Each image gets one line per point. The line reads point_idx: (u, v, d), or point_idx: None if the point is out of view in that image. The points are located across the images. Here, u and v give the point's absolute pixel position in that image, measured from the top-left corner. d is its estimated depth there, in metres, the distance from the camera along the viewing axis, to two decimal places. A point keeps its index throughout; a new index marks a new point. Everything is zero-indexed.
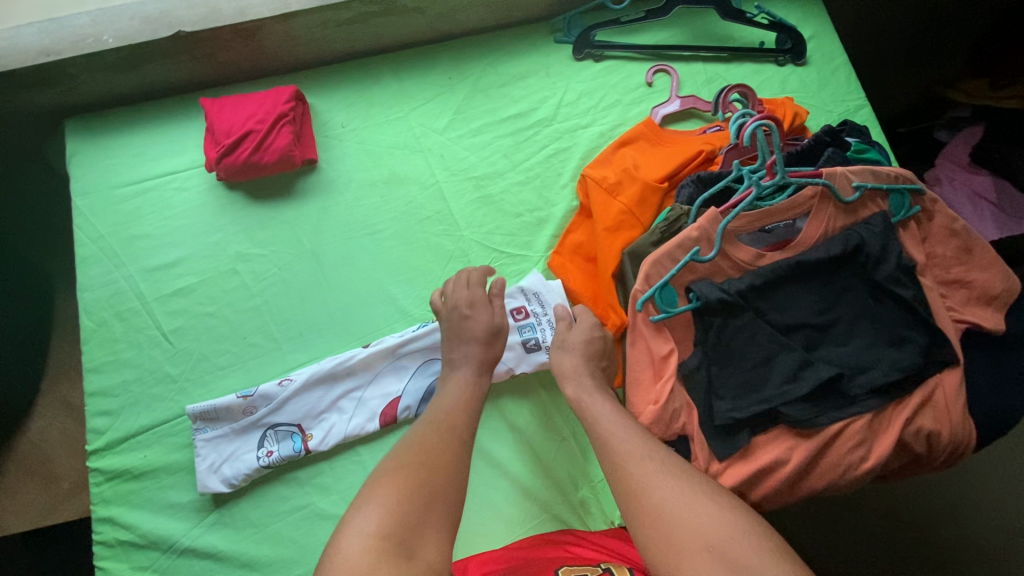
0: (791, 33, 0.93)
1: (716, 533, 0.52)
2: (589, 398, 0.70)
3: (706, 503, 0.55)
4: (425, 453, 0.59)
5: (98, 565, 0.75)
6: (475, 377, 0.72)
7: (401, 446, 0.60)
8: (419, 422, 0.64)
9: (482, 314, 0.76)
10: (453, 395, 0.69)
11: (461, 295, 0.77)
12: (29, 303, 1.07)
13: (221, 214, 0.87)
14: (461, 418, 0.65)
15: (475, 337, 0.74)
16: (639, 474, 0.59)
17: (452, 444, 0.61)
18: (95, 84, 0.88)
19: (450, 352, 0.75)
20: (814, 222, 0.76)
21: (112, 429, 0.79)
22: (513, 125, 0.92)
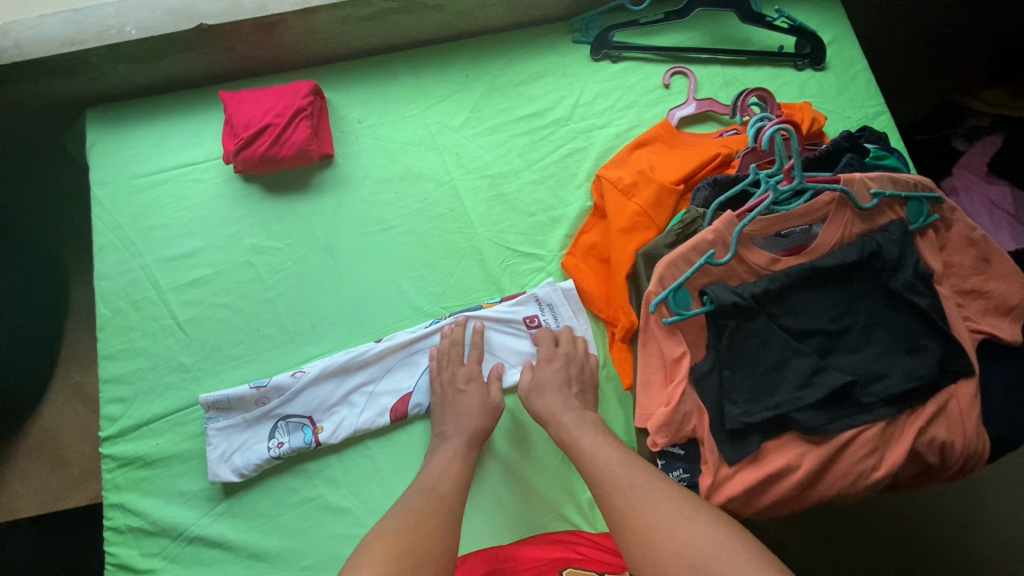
0: (811, 37, 0.93)
1: (698, 552, 0.53)
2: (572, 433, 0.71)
3: (689, 524, 0.56)
4: (414, 518, 0.59)
5: (109, 550, 0.76)
6: (466, 452, 0.72)
7: (392, 513, 0.61)
8: (408, 493, 0.65)
9: (475, 393, 0.77)
10: (442, 468, 0.70)
11: (457, 370, 0.79)
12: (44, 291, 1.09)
13: (237, 207, 0.88)
14: (451, 488, 0.66)
15: (469, 412, 0.76)
16: (622, 504, 0.60)
17: (440, 510, 0.62)
18: (117, 74, 0.89)
19: (441, 425, 0.76)
20: (830, 227, 0.76)
21: (125, 416, 0.80)
22: (528, 125, 0.92)
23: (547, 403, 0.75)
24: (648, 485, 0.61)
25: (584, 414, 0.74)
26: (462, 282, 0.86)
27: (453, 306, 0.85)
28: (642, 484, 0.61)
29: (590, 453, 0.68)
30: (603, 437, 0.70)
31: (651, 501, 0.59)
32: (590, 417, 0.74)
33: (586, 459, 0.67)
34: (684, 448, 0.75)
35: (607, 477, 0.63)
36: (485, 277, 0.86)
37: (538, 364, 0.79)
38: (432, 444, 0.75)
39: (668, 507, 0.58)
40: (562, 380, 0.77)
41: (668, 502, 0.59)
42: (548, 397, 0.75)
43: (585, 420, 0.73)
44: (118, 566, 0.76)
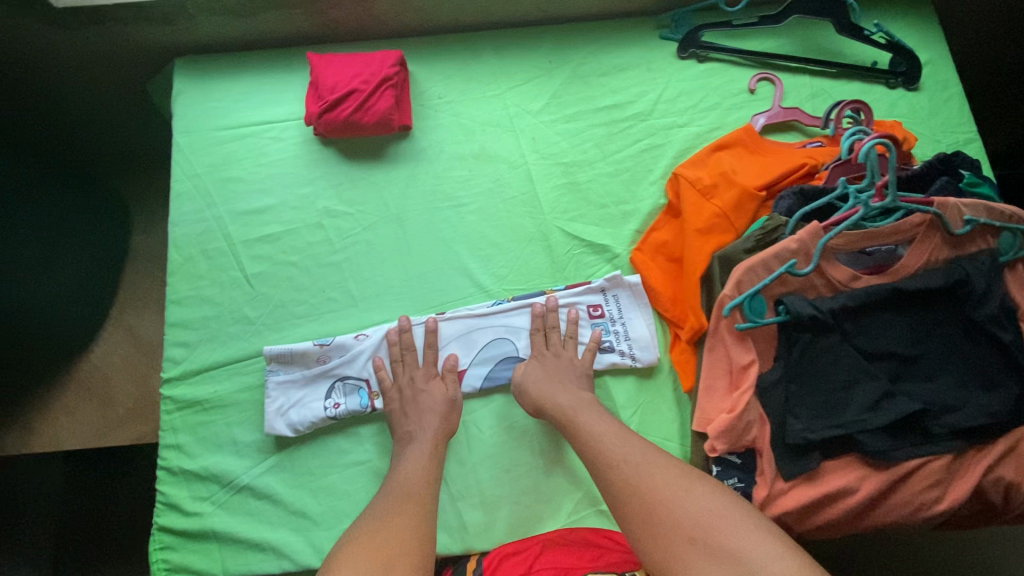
0: (908, 55, 0.90)
1: (697, 526, 0.57)
2: (576, 413, 0.72)
3: (688, 501, 0.59)
4: (389, 521, 0.61)
5: (161, 489, 0.78)
6: (434, 449, 0.73)
7: (364, 517, 0.63)
8: (380, 498, 0.66)
9: (437, 387, 0.79)
10: (412, 469, 0.70)
11: (414, 373, 0.80)
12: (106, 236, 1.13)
13: (313, 168, 0.88)
14: (422, 486, 0.68)
15: (433, 409, 0.76)
16: (620, 479, 0.64)
17: (413, 510, 0.64)
18: (209, 27, 0.90)
19: (405, 426, 0.76)
20: (916, 251, 0.74)
21: (188, 361, 0.81)
22: (608, 116, 0.91)
23: (542, 391, 0.75)
24: (654, 457, 0.65)
25: (582, 395, 0.75)
26: (526, 267, 0.86)
27: (515, 289, 0.85)
28: (643, 459, 0.65)
29: (586, 430, 0.70)
30: (604, 417, 0.72)
31: (650, 478, 0.62)
32: (585, 397, 0.75)
33: (589, 434, 0.69)
34: (742, 457, 0.73)
35: (601, 452, 0.67)
36: (550, 265, 0.86)
37: (531, 361, 0.80)
38: (399, 444, 0.75)
39: (668, 481, 0.62)
40: (548, 371, 0.78)
41: (669, 478, 0.62)
42: (543, 384, 0.76)
43: (578, 399, 0.74)
44: (167, 505, 0.77)
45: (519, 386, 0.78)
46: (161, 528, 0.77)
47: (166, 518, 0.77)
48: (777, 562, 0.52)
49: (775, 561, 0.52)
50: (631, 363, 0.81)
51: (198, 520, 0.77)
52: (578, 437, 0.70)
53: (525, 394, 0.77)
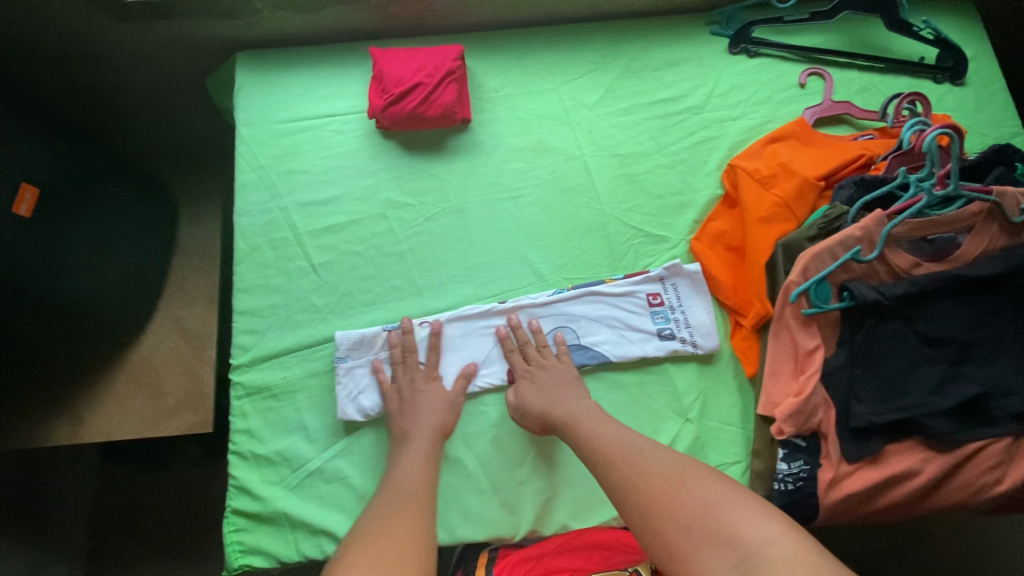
0: (955, 50, 0.92)
1: (692, 515, 0.60)
2: (576, 418, 0.74)
3: (687, 493, 0.62)
4: (384, 524, 0.63)
5: (232, 473, 0.79)
6: (429, 449, 0.75)
7: (366, 520, 0.66)
8: (378, 500, 0.69)
9: (436, 389, 0.80)
10: (411, 470, 0.72)
11: (414, 374, 0.81)
12: (150, 229, 1.14)
13: (375, 160, 0.90)
14: (418, 485, 0.70)
15: (430, 410, 0.78)
16: (618, 473, 0.66)
17: (410, 509, 0.66)
18: (272, 22, 0.92)
19: (401, 425, 0.77)
20: (974, 239, 0.75)
21: (256, 347, 0.83)
22: (662, 109, 0.93)
23: (541, 405, 0.77)
24: (655, 452, 0.68)
25: (580, 400, 0.77)
26: (585, 256, 0.87)
27: (575, 278, 0.87)
28: (642, 454, 0.68)
29: (589, 435, 0.71)
30: (603, 419, 0.73)
31: (647, 472, 0.65)
32: (586, 404, 0.76)
33: (586, 435, 0.72)
34: (807, 440, 0.74)
35: (599, 449, 0.70)
36: (609, 253, 0.87)
37: (520, 381, 0.80)
38: (393, 446, 0.77)
39: (664, 473, 0.65)
40: (546, 386, 0.78)
41: (665, 472, 0.65)
42: (542, 401, 0.77)
43: (579, 408, 0.75)
44: (239, 489, 0.78)
45: (518, 407, 0.79)
46: (233, 511, 0.78)
47: (237, 502, 0.78)
48: (772, 545, 0.54)
49: (770, 545, 0.54)
50: (692, 350, 0.82)
51: (270, 504, 0.78)
52: (581, 443, 0.71)
53: (527, 414, 0.77)
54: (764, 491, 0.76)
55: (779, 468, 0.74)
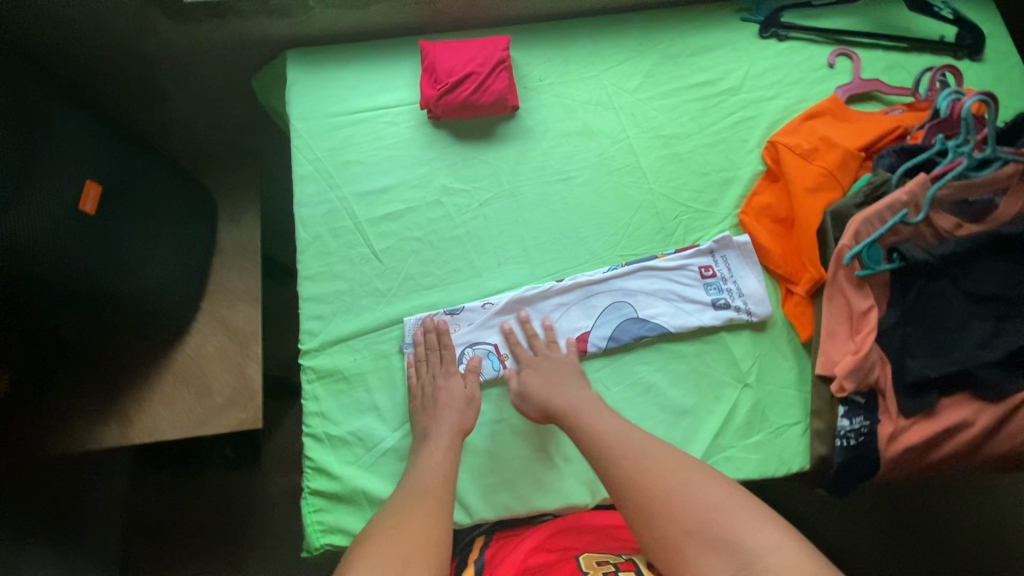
0: (973, 28, 0.97)
1: (693, 519, 0.60)
2: (575, 413, 0.75)
3: (689, 496, 0.62)
4: (400, 519, 0.63)
5: (308, 455, 0.80)
6: (450, 447, 0.75)
7: (384, 513, 0.66)
8: (399, 496, 0.68)
9: (455, 383, 0.81)
10: (431, 464, 0.72)
11: (436, 370, 0.82)
12: (192, 223, 1.13)
13: (427, 150, 0.93)
14: (437, 479, 0.70)
15: (452, 404, 0.79)
16: (624, 470, 0.66)
17: (427, 504, 0.66)
18: (323, 19, 0.95)
19: (425, 421, 0.78)
20: (1012, 199, 0.80)
21: (325, 332, 0.85)
22: (700, 92, 0.97)
23: (542, 396, 0.78)
24: (656, 450, 0.68)
25: (579, 391, 0.78)
26: (636, 233, 0.91)
27: (629, 255, 0.90)
28: (646, 452, 0.67)
29: (587, 428, 0.72)
30: (604, 413, 0.74)
31: (654, 471, 0.65)
32: (588, 397, 0.77)
33: (589, 431, 0.72)
34: (867, 396, 0.77)
35: (604, 447, 0.70)
36: (659, 230, 0.91)
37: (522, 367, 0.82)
38: (416, 444, 0.77)
39: (667, 473, 0.65)
40: (546, 380, 0.79)
41: (668, 472, 0.65)
42: (543, 390, 0.78)
43: (579, 399, 0.77)
44: (316, 470, 0.80)
45: (523, 396, 0.80)
46: (311, 492, 0.79)
47: (315, 483, 0.79)
48: (774, 553, 0.55)
49: (773, 553, 0.55)
50: (747, 317, 0.85)
51: (347, 483, 0.79)
52: (581, 438, 0.72)
53: (529, 402, 0.79)
54: (826, 449, 0.78)
55: (841, 425, 0.77)
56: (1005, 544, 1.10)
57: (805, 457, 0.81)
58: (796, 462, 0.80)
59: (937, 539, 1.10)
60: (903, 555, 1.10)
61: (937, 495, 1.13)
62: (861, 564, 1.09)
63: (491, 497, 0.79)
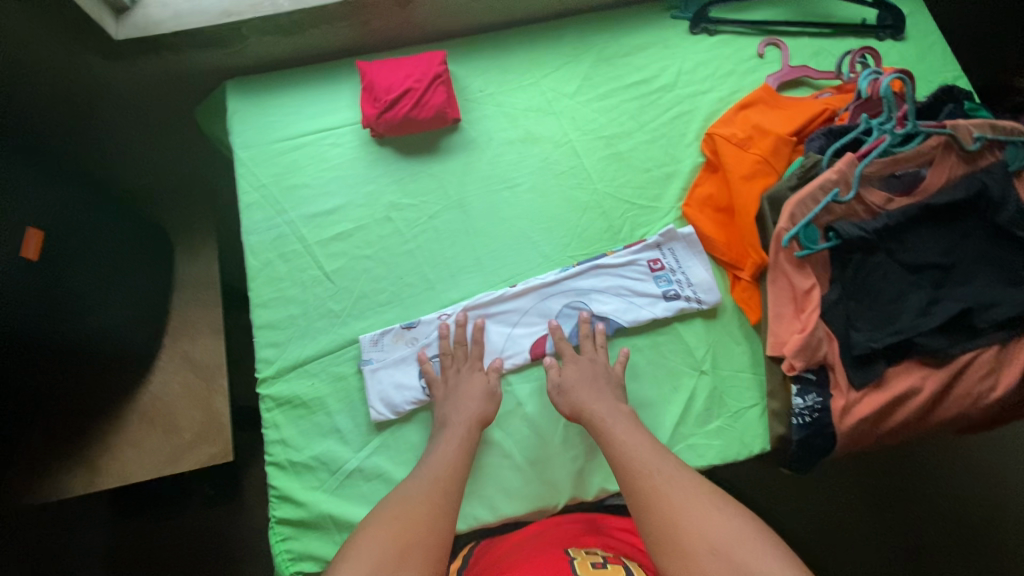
0: (892, 9, 1.01)
1: (719, 539, 0.58)
2: (606, 422, 0.75)
3: (720, 518, 0.60)
4: (409, 510, 0.65)
5: (273, 484, 0.80)
6: (465, 438, 0.76)
7: (392, 498, 0.68)
8: (413, 481, 0.70)
9: (476, 379, 0.82)
10: (448, 453, 0.74)
11: (461, 363, 0.84)
12: (148, 259, 1.13)
13: (373, 168, 0.94)
14: (450, 472, 0.72)
15: (475, 397, 0.80)
16: (649, 487, 0.65)
17: (435, 497, 0.67)
18: (259, 47, 0.95)
19: (443, 409, 0.80)
20: (937, 171, 0.83)
21: (281, 358, 0.84)
22: (637, 90, 0.99)
23: (579, 397, 0.78)
24: (680, 475, 0.67)
25: (617, 405, 0.78)
26: (585, 234, 0.92)
27: (580, 255, 0.91)
28: (671, 475, 0.67)
29: (620, 440, 0.72)
30: (634, 428, 0.74)
31: (679, 491, 0.64)
32: (623, 411, 0.77)
33: (616, 443, 0.72)
34: (818, 373, 0.79)
35: (630, 461, 0.69)
36: (607, 228, 0.92)
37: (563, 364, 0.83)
38: (433, 431, 0.79)
39: (691, 495, 0.64)
40: (587, 375, 0.80)
41: (695, 495, 0.64)
42: (583, 389, 0.79)
43: (616, 411, 0.77)
44: (281, 498, 0.79)
45: (560, 388, 0.81)
46: (278, 521, 0.78)
47: (281, 511, 0.78)
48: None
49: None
50: (698, 306, 0.87)
51: (313, 509, 0.78)
52: (609, 446, 0.73)
53: (564, 396, 0.79)
54: (784, 427, 0.80)
55: (795, 403, 0.79)
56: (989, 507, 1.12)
57: (766, 438, 0.82)
58: (756, 444, 0.81)
59: (904, 507, 1.12)
60: (879, 529, 1.11)
61: (901, 462, 1.15)
62: (854, 541, 1.11)
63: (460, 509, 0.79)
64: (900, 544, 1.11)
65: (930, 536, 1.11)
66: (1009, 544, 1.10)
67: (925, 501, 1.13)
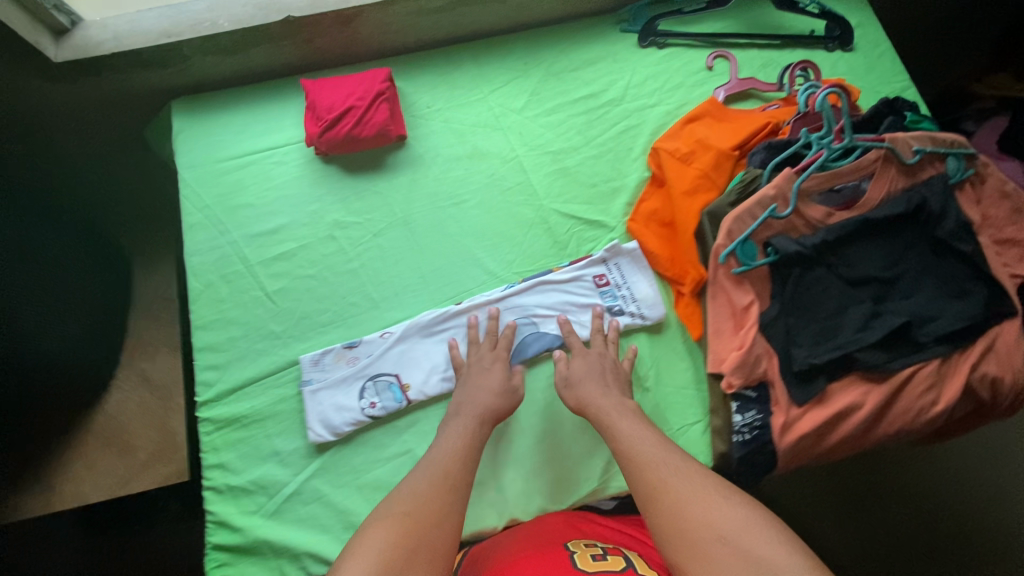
0: (840, 20, 1.01)
1: (729, 528, 0.56)
2: (612, 415, 0.74)
3: (729, 507, 0.58)
4: (416, 502, 0.62)
5: (209, 509, 0.79)
6: (477, 427, 0.74)
7: (400, 489, 0.65)
8: (419, 471, 0.68)
9: (497, 370, 0.81)
10: (456, 441, 0.72)
11: (486, 352, 0.83)
12: (106, 279, 1.12)
13: (317, 186, 0.93)
14: (462, 460, 0.69)
15: (491, 386, 0.79)
16: (657, 478, 0.63)
17: (443, 486, 0.65)
18: (203, 67, 0.95)
19: (460, 397, 0.79)
20: (877, 184, 0.82)
21: (220, 381, 0.84)
22: (585, 105, 0.99)
23: (585, 391, 0.77)
24: (689, 467, 0.65)
25: (623, 400, 0.76)
26: (531, 250, 0.92)
27: (525, 272, 0.91)
28: (679, 466, 0.65)
29: (626, 433, 0.71)
30: (640, 423, 0.72)
31: (686, 482, 0.62)
32: (629, 405, 0.76)
33: (623, 434, 0.71)
34: (758, 390, 0.78)
35: (636, 454, 0.67)
36: (553, 244, 0.92)
37: (571, 358, 0.82)
38: (445, 417, 0.77)
39: (699, 485, 0.62)
40: (595, 371, 0.79)
41: (703, 485, 0.62)
42: (589, 385, 0.78)
43: (622, 405, 0.75)
44: (217, 523, 0.78)
45: (566, 381, 0.79)
46: (214, 547, 0.77)
47: (217, 537, 0.78)
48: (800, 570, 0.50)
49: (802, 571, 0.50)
50: (642, 322, 0.86)
51: (250, 534, 0.77)
52: (615, 438, 0.71)
53: (571, 390, 0.78)
54: (725, 445, 0.79)
55: (735, 420, 0.78)
56: (985, 509, 1.10)
57: (707, 456, 0.82)
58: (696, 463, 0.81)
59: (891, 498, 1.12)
60: (861, 514, 1.11)
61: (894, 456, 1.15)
62: (838, 522, 1.10)
63: None
64: (880, 532, 1.10)
65: (914, 532, 1.09)
66: (992, 551, 1.07)
67: (912, 497, 1.12)
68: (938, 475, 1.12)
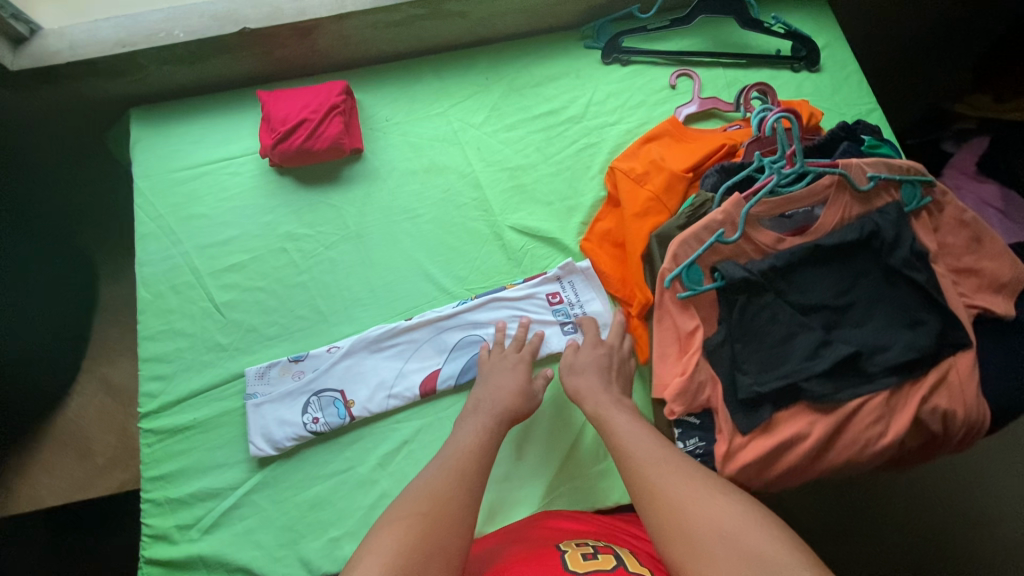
0: (805, 40, 0.99)
1: (728, 525, 0.52)
2: (610, 410, 0.73)
3: (724, 504, 0.55)
4: (428, 500, 0.59)
5: (146, 522, 0.79)
6: (496, 425, 0.73)
7: (412, 488, 0.62)
8: (429, 470, 0.65)
9: (521, 370, 0.80)
10: (467, 437, 0.71)
11: (510, 355, 0.82)
12: (73, 282, 1.12)
13: (271, 198, 0.93)
14: (474, 458, 0.67)
15: (512, 387, 0.77)
16: (658, 477, 0.60)
17: (454, 485, 0.62)
18: (161, 76, 0.95)
19: (477, 396, 0.77)
20: (831, 210, 0.81)
21: (164, 393, 0.83)
22: (544, 122, 0.98)
23: (586, 381, 0.77)
24: (690, 467, 0.62)
25: (622, 398, 0.76)
26: (485, 266, 0.91)
27: (477, 289, 0.90)
28: (682, 466, 0.62)
29: (619, 427, 0.70)
30: (638, 420, 0.71)
31: (683, 482, 0.59)
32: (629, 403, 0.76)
33: (619, 434, 0.69)
34: (701, 417, 0.79)
35: (638, 452, 0.65)
36: (508, 261, 0.91)
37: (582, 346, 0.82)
38: (462, 414, 0.76)
39: (698, 485, 0.58)
40: (602, 364, 0.79)
41: (703, 485, 0.58)
42: (597, 386, 0.77)
43: (621, 402, 0.75)
44: (155, 536, 0.78)
45: (571, 367, 0.80)
46: (148, 561, 0.77)
47: (152, 550, 0.77)
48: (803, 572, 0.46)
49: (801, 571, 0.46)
50: None
51: (185, 549, 0.77)
52: (611, 434, 0.70)
53: (574, 376, 0.79)
54: None
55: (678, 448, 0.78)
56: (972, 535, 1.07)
57: None
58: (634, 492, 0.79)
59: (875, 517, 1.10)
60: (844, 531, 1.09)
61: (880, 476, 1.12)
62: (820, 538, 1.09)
63: (335, 550, 0.76)
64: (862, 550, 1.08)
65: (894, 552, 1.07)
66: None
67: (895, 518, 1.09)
68: (927, 498, 1.10)
